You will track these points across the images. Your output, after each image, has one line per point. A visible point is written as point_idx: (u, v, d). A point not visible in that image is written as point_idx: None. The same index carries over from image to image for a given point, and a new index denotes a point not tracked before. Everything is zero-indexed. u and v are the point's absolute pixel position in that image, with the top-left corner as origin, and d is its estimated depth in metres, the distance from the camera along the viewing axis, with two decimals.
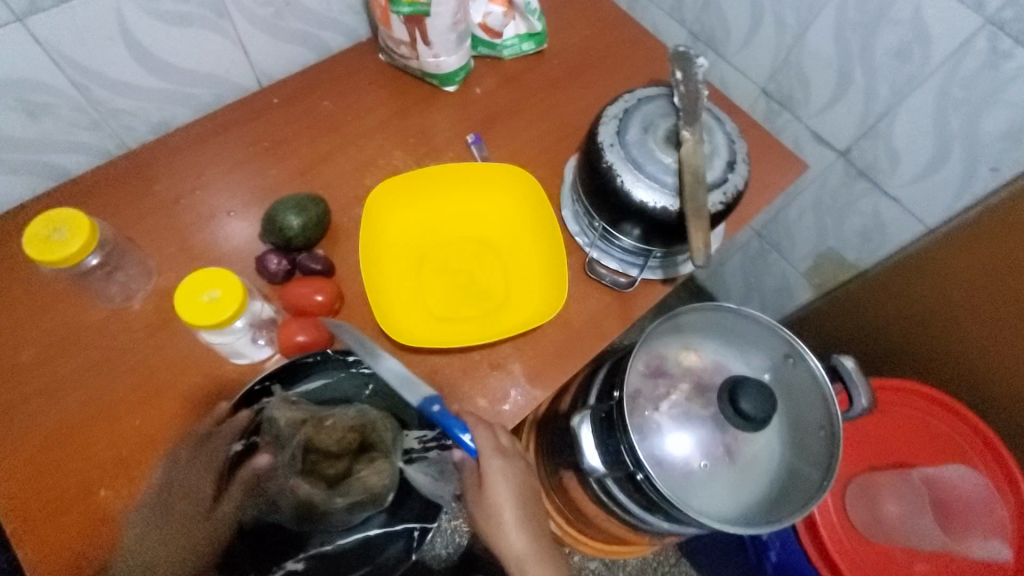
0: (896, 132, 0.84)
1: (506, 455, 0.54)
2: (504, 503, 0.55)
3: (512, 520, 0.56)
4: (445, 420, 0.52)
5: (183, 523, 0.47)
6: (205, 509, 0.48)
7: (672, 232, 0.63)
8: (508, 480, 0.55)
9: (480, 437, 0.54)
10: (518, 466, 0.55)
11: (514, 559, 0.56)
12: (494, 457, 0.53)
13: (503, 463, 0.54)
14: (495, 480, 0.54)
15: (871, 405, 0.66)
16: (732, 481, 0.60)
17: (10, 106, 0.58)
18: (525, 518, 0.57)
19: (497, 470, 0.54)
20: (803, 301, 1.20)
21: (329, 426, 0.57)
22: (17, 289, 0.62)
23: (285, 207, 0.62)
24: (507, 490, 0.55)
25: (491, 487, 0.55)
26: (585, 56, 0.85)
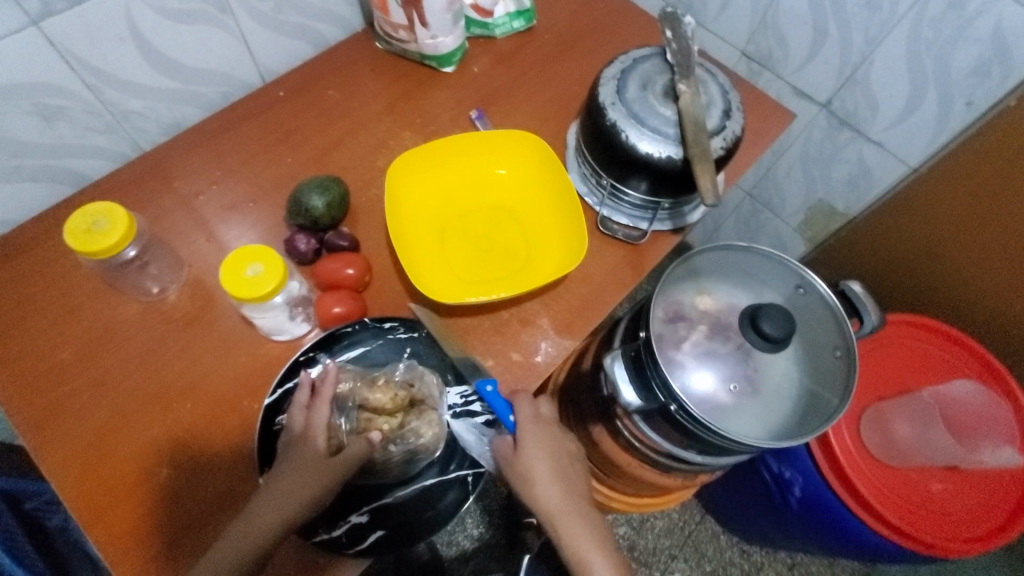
0: (873, 79, 0.87)
1: (539, 421, 0.57)
2: (537, 463, 0.55)
3: (547, 480, 0.55)
4: (495, 401, 0.57)
5: (312, 467, 0.50)
6: (325, 453, 0.52)
7: (678, 181, 0.65)
8: (543, 443, 0.56)
9: (521, 403, 0.57)
10: (552, 434, 0.58)
11: (549, 519, 0.54)
12: (530, 423, 0.56)
13: (537, 424, 0.56)
14: (533, 444, 0.56)
15: (881, 324, 0.71)
16: (761, 407, 0.64)
17: (28, 111, 0.59)
18: (558, 476, 0.56)
19: (533, 434, 0.56)
20: (799, 255, 1.24)
21: (379, 388, 0.58)
22: (51, 292, 0.63)
23: (308, 189, 0.64)
24: (544, 459, 0.55)
25: (529, 453, 0.55)
26: (574, 29, 0.88)
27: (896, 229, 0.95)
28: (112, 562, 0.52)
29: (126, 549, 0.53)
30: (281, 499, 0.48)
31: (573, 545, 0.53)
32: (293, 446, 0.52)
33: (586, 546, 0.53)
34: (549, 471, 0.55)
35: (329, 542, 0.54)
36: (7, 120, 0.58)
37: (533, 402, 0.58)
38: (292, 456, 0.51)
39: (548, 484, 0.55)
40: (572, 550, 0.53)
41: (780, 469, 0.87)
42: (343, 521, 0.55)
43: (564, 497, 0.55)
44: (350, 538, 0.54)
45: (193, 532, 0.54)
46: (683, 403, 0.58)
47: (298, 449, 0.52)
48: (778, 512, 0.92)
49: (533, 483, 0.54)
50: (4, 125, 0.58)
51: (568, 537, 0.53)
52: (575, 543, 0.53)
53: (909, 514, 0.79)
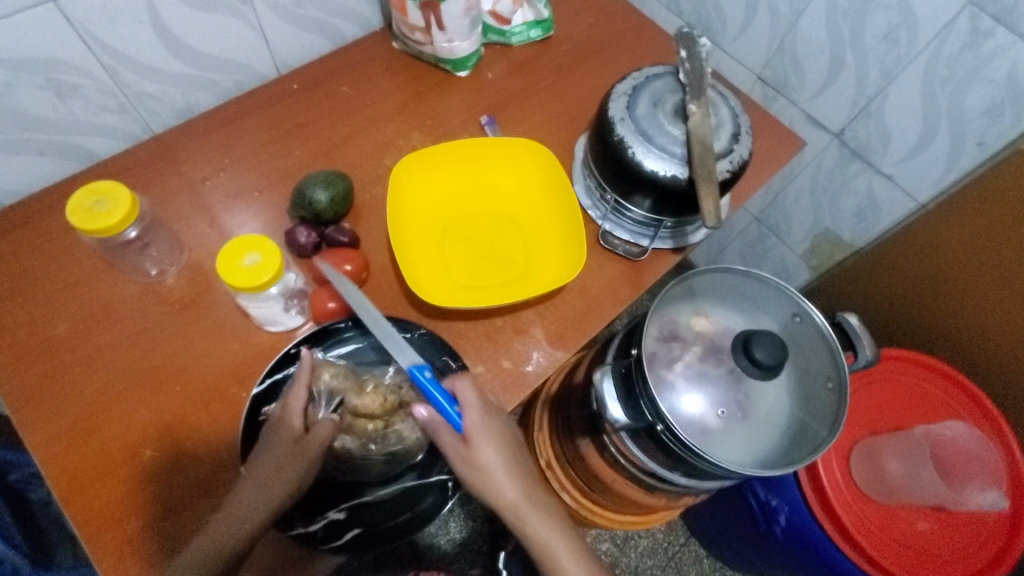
0: (887, 112, 0.87)
1: (485, 411, 0.53)
2: (491, 459, 0.51)
3: (503, 471, 0.51)
4: (431, 390, 0.53)
5: (286, 455, 0.50)
6: (297, 439, 0.51)
7: (682, 201, 0.65)
8: (493, 434, 0.53)
9: (460, 390, 0.53)
10: (500, 422, 0.54)
11: (512, 513, 0.52)
12: (476, 411, 0.53)
13: (483, 413, 0.53)
14: (484, 437, 0.52)
15: (875, 359, 0.71)
16: (748, 434, 0.63)
17: (41, 86, 0.59)
18: (515, 469, 0.53)
19: (482, 426, 0.52)
20: (802, 283, 1.24)
21: (369, 392, 0.56)
22: (51, 265, 0.64)
23: (313, 182, 0.64)
24: (497, 452, 0.52)
25: (481, 448, 0.51)
26: (590, 43, 0.88)
27: (899, 264, 0.95)
28: (87, 540, 0.52)
29: (102, 528, 0.53)
30: (258, 496, 0.48)
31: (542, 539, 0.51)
32: (269, 438, 0.52)
33: (554, 542, 0.51)
34: (504, 462, 0.52)
35: (305, 535, 0.54)
36: (20, 94, 0.59)
37: (473, 390, 0.54)
38: (266, 449, 0.51)
39: (503, 475, 0.51)
40: (542, 548, 0.51)
41: (767, 496, 0.86)
42: (320, 516, 0.55)
43: (522, 488, 0.52)
44: (325, 533, 0.55)
45: (171, 516, 0.54)
46: (670, 424, 0.58)
47: (272, 441, 0.51)
48: (763, 539, 0.91)
49: (489, 479, 0.51)
50: (17, 98, 0.59)
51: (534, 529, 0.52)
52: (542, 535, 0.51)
53: (894, 553, 0.77)
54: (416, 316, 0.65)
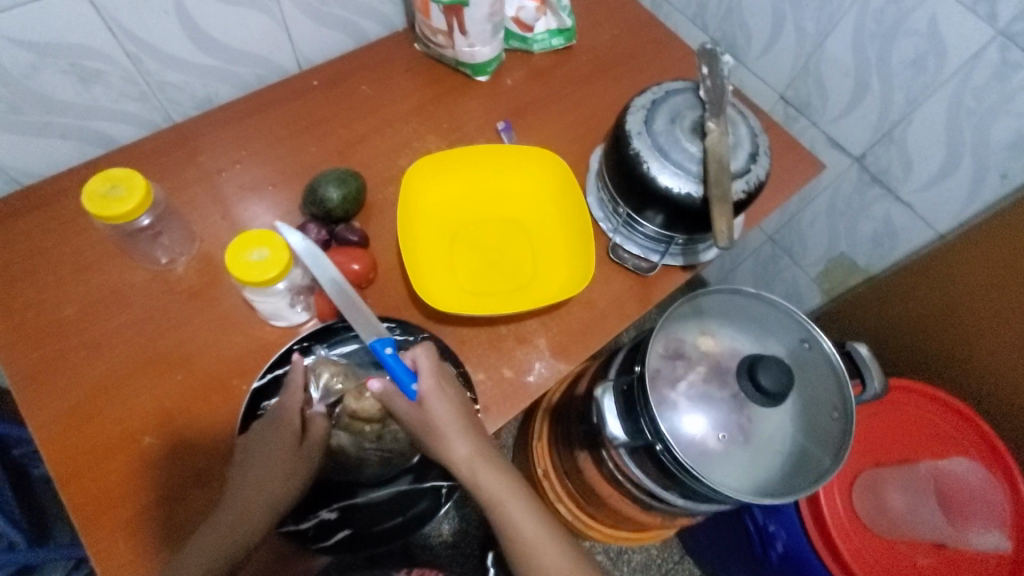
0: (910, 139, 0.86)
1: (438, 374, 0.55)
2: (445, 418, 0.53)
3: (455, 431, 0.53)
4: (394, 363, 0.56)
5: (284, 455, 0.51)
6: (297, 441, 0.53)
7: (695, 219, 0.65)
8: (445, 394, 0.55)
9: (417, 357, 0.56)
10: (452, 385, 0.56)
11: (465, 468, 0.53)
12: (429, 374, 0.55)
13: (435, 376, 0.55)
14: (435, 397, 0.54)
15: (884, 391, 0.69)
16: (748, 459, 0.62)
17: (65, 71, 0.60)
18: (467, 428, 0.54)
19: (436, 388, 0.54)
20: (813, 306, 1.22)
21: (368, 395, 0.58)
22: (65, 248, 0.64)
23: (326, 180, 0.64)
24: (447, 411, 0.54)
25: (433, 407, 0.53)
26: (612, 54, 0.88)
27: (913, 293, 0.94)
28: (81, 522, 0.52)
29: (96, 511, 0.53)
30: (266, 502, 0.50)
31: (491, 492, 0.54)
32: (267, 440, 0.52)
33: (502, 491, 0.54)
34: (455, 422, 0.54)
35: (296, 533, 0.54)
36: (45, 77, 0.60)
37: (428, 355, 0.56)
38: (265, 453, 0.51)
39: (454, 432, 0.53)
40: (495, 502, 0.54)
41: (765, 521, 0.85)
42: (312, 516, 0.55)
43: (474, 446, 0.54)
44: (316, 532, 0.55)
45: (166, 504, 0.54)
46: (669, 445, 0.57)
47: (269, 443, 0.52)
48: (759, 564, 0.90)
49: (439, 436, 0.53)
50: (41, 81, 0.60)
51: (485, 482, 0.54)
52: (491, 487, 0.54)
53: None
54: (420, 319, 0.65)
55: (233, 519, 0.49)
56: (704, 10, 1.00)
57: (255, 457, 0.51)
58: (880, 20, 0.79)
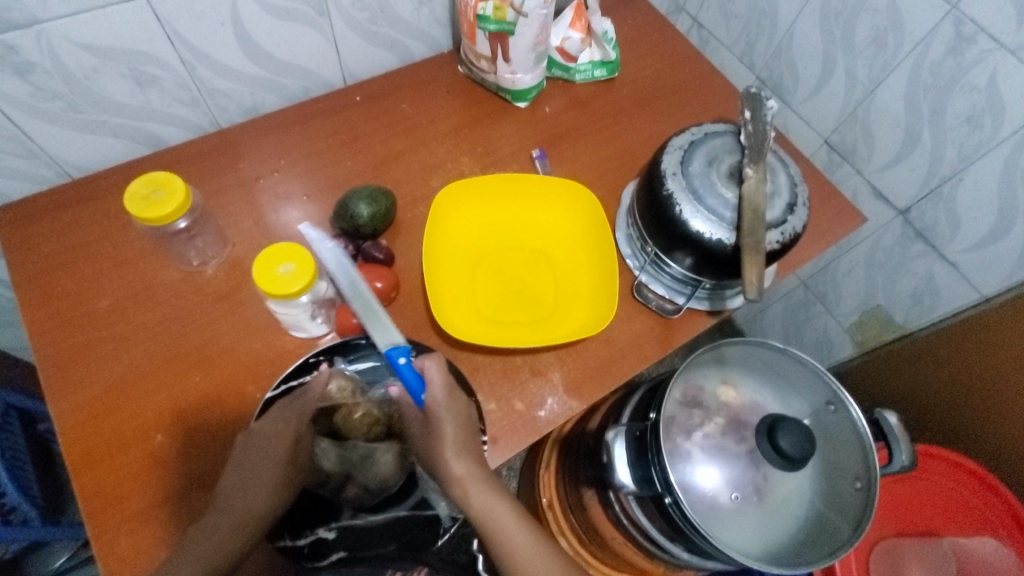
0: (960, 197, 0.82)
1: (449, 388, 0.55)
2: (446, 434, 0.54)
3: (453, 447, 0.53)
4: (405, 372, 0.56)
5: (277, 460, 0.52)
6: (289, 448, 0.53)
7: (725, 265, 0.63)
8: (451, 409, 0.55)
9: (428, 369, 0.55)
10: (462, 400, 0.56)
11: (456, 485, 0.53)
12: (440, 386, 0.55)
13: (446, 392, 0.55)
14: (441, 410, 0.54)
15: (911, 464, 0.66)
16: (761, 520, 0.60)
17: (123, 74, 0.63)
18: (464, 446, 0.54)
19: (443, 401, 0.54)
20: (843, 357, 1.18)
21: (357, 416, 0.59)
22: (104, 242, 0.67)
23: (358, 196, 0.65)
24: (454, 424, 0.54)
25: (438, 418, 0.54)
26: (653, 88, 0.87)
27: (952, 357, 0.89)
28: (87, 513, 0.53)
29: (104, 504, 0.54)
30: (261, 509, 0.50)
31: (485, 515, 0.52)
32: (259, 448, 0.52)
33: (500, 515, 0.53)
34: (456, 437, 0.54)
35: (291, 549, 0.53)
36: (104, 80, 0.62)
37: (440, 368, 0.55)
38: (257, 460, 0.52)
39: (452, 448, 0.53)
40: (491, 529, 0.52)
41: None
42: (309, 532, 0.55)
43: (470, 466, 0.54)
44: (311, 550, 0.54)
45: (171, 503, 0.54)
46: (678, 499, 0.55)
47: (261, 450, 0.52)
48: None
49: (440, 450, 0.54)
50: (100, 83, 0.62)
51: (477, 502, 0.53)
52: (485, 510, 0.52)
53: None
54: (437, 342, 0.65)
55: (228, 525, 0.49)
56: (753, 49, 0.98)
57: (245, 463, 0.52)
58: (936, 74, 0.76)
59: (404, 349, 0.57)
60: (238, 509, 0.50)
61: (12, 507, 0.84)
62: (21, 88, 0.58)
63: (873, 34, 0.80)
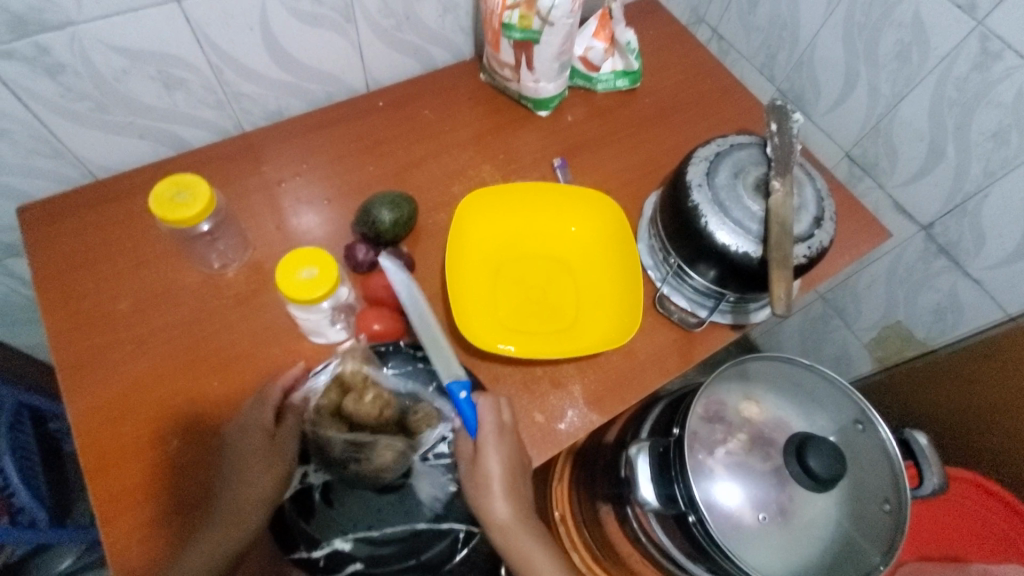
0: (985, 213, 0.81)
1: (500, 427, 0.56)
2: (494, 478, 0.54)
3: (500, 491, 0.54)
4: (464, 409, 0.56)
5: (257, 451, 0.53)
6: (269, 433, 0.55)
7: (750, 279, 0.62)
8: (501, 451, 0.55)
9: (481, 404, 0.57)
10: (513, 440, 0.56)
11: (497, 531, 0.55)
12: (492, 427, 0.56)
13: (498, 434, 0.56)
14: (491, 451, 0.55)
15: (941, 488, 0.64)
16: (786, 542, 0.59)
17: (151, 76, 0.63)
18: (511, 492, 0.55)
19: (494, 442, 0.55)
20: (862, 374, 1.16)
21: (368, 400, 0.54)
22: (126, 242, 0.67)
23: (380, 202, 0.65)
24: (503, 465, 0.55)
25: (486, 460, 0.55)
26: (675, 100, 0.87)
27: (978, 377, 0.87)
28: (103, 521, 0.53)
29: (115, 510, 0.53)
30: (250, 498, 0.51)
31: (522, 557, 0.55)
32: (237, 445, 0.54)
33: (534, 555, 0.55)
34: (503, 483, 0.55)
35: (306, 560, 0.53)
36: (132, 81, 0.62)
37: (496, 407, 0.57)
38: (237, 456, 0.53)
39: (498, 489, 0.54)
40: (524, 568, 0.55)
41: None
42: (326, 543, 0.54)
43: (511, 510, 0.55)
44: (327, 562, 0.53)
45: (182, 512, 0.53)
46: (704, 518, 0.54)
47: (242, 443, 0.54)
48: None
49: (484, 492, 0.55)
50: (128, 85, 0.62)
51: (517, 544, 0.55)
52: (522, 551, 0.55)
53: None
54: (457, 351, 0.64)
55: (229, 514, 0.51)
56: (774, 61, 0.97)
57: (232, 461, 0.53)
58: (963, 89, 0.75)
59: (467, 385, 0.57)
60: (228, 500, 0.51)
61: (21, 508, 0.84)
62: (51, 88, 0.59)
63: (897, 48, 0.79)
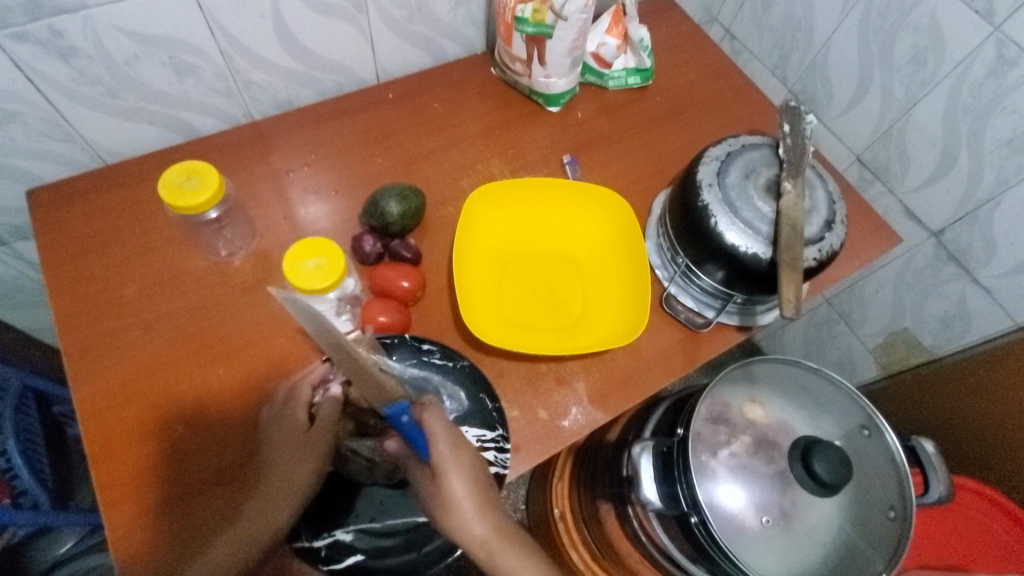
0: (997, 221, 0.80)
1: (452, 440, 0.50)
2: (461, 492, 0.48)
3: (472, 504, 0.48)
4: (411, 433, 0.47)
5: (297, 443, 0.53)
6: (303, 428, 0.54)
7: (759, 281, 0.61)
8: (460, 462, 0.50)
9: (428, 421, 0.50)
10: (470, 451, 0.51)
11: (481, 551, 0.47)
12: (445, 440, 0.50)
13: (452, 445, 0.50)
14: (450, 465, 0.49)
15: (946, 496, 0.64)
16: (788, 547, 0.59)
17: (163, 62, 0.63)
18: (482, 505, 0.49)
19: (450, 455, 0.50)
20: (866, 380, 1.15)
21: None
22: (134, 228, 0.67)
23: (388, 194, 0.65)
24: (466, 479, 0.49)
25: (447, 477, 0.49)
26: (686, 98, 0.86)
27: None
28: (105, 504, 0.53)
29: (119, 493, 0.53)
30: (293, 481, 0.51)
31: None
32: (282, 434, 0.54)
33: None
34: (472, 495, 0.49)
35: (308, 551, 0.52)
36: (143, 67, 0.62)
37: (442, 419, 0.51)
38: (282, 441, 0.54)
39: (471, 505, 0.48)
40: None
41: None
42: (327, 534, 0.54)
43: (490, 525, 0.48)
44: (327, 553, 0.53)
45: (187, 497, 0.54)
46: (706, 520, 0.54)
47: (284, 431, 0.54)
48: None
49: (455, 513, 0.48)
50: (139, 70, 0.62)
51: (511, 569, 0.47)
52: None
53: None
54: (462, 345, 0.64)
55: (269, 495, 0.51)
56: (787, 62, 0.96)
57: (277, 447, 0.53)
58: (978, 94, 0.74)
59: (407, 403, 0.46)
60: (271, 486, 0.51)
61: (24, 490, 0.84)
62: (64, 72, 0.58)
63: (912, 52, 0.78)
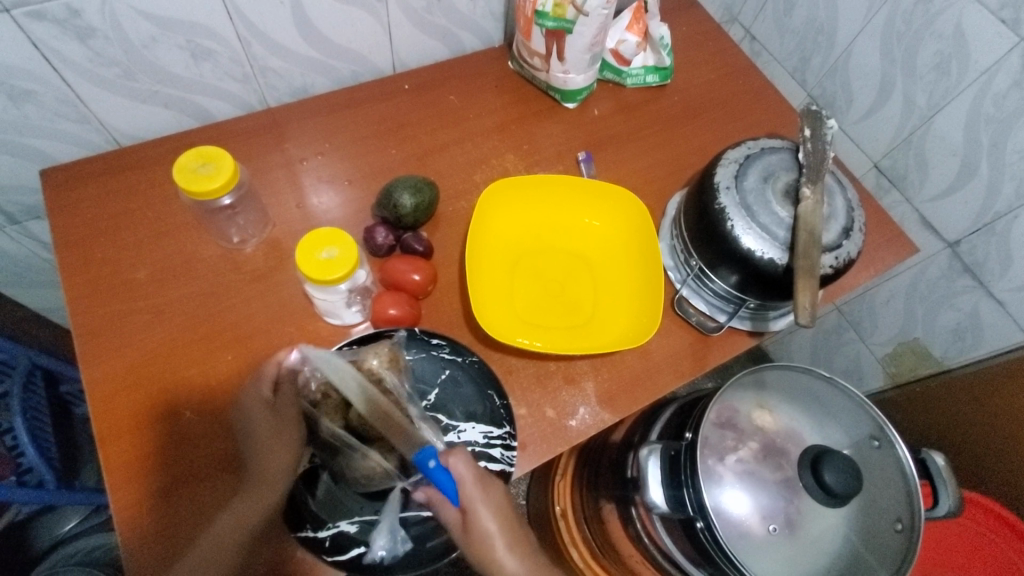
0: (1015, 235, 0.79)
1: (480, 479, 0.50)
2: (495, 534, 0.48)
3: (502, 542, 0.48)
4: (438, 477, 0.48)
5: (270, 427, 0.53)
6: (268, 399, 0.54)
7: (773, 286, 0.60)
8: (491, 502, 0.49)
9: (455, 464, 0.50)
10: (496, 488, 0.50)
11: None
12: (474, 483, 0.49)
13: (480, 485, 0.49)
14: (480, 508, 0.48)
15: (956, 512, 0.63)
16: (793, 555, 0.58)
17: (180, 46, 0.62)
18: (515, 545, 0.49)
19: (480, 495, 0.49)
20: (874, 388, 1.14)
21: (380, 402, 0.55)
22: (147, 211, 0.67)
23: (402, 185, 0.64)
24: (498, 521, 0.49)
25: (478, 520, 0.48)
26: (705, 99, 0.85)
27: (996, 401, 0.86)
28: (111, 487, 0.53)
29: (123, 476, 0.53)
30: (275, 468, 0.51)
31: None
32: (257, 422, 0.53)
33: None
34: (504, 535, 0.48)
35: (312, 541, 0.51)
36: (161, 50, 0.62)
37: (468, 461, 0.50)
38: (263, 430, 0.53)
39: (503, 547, 0.48)
40: None
41: None
42: (331, 524, 0.53)
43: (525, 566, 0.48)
44: (332, 544, 0.52)
45: (192, 481, 0.54)
46: (711, 525, 0.54)
47: (257, 419, 0.53)
48: None
49: (488, 555, 0.48)
50: (156, 52, 0.62)
51: None
52: None
53: None
54: (470, 341, 0.64)
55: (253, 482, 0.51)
56: (807, 65, 0.95)
57: (252, 433, 0.53)
58: (1000, 105, 0.73)
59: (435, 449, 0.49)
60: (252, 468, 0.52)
61: (28, 468, 0.84)
62: (80, 52, 0.58)
63: (936, 60, 0.77)
